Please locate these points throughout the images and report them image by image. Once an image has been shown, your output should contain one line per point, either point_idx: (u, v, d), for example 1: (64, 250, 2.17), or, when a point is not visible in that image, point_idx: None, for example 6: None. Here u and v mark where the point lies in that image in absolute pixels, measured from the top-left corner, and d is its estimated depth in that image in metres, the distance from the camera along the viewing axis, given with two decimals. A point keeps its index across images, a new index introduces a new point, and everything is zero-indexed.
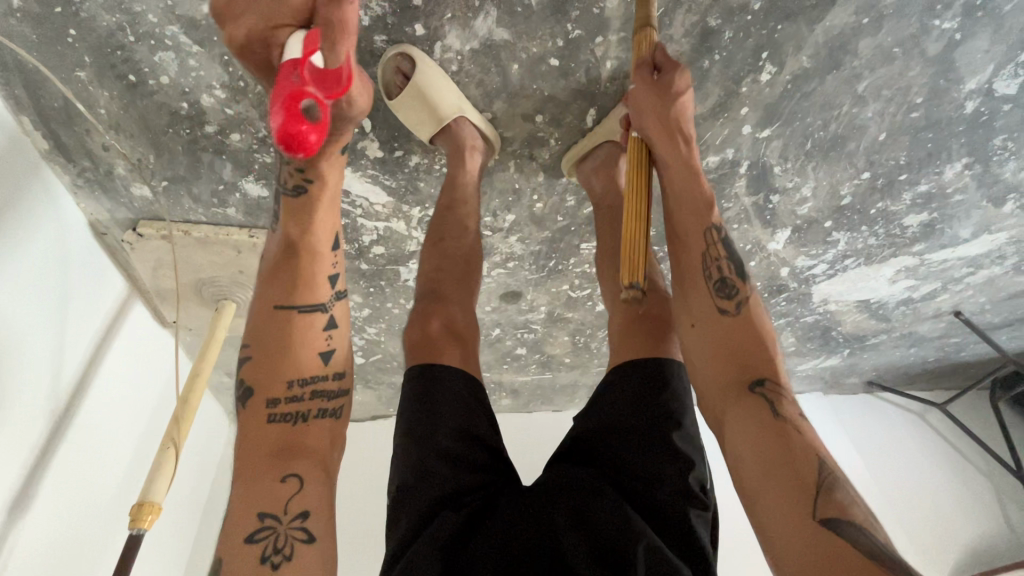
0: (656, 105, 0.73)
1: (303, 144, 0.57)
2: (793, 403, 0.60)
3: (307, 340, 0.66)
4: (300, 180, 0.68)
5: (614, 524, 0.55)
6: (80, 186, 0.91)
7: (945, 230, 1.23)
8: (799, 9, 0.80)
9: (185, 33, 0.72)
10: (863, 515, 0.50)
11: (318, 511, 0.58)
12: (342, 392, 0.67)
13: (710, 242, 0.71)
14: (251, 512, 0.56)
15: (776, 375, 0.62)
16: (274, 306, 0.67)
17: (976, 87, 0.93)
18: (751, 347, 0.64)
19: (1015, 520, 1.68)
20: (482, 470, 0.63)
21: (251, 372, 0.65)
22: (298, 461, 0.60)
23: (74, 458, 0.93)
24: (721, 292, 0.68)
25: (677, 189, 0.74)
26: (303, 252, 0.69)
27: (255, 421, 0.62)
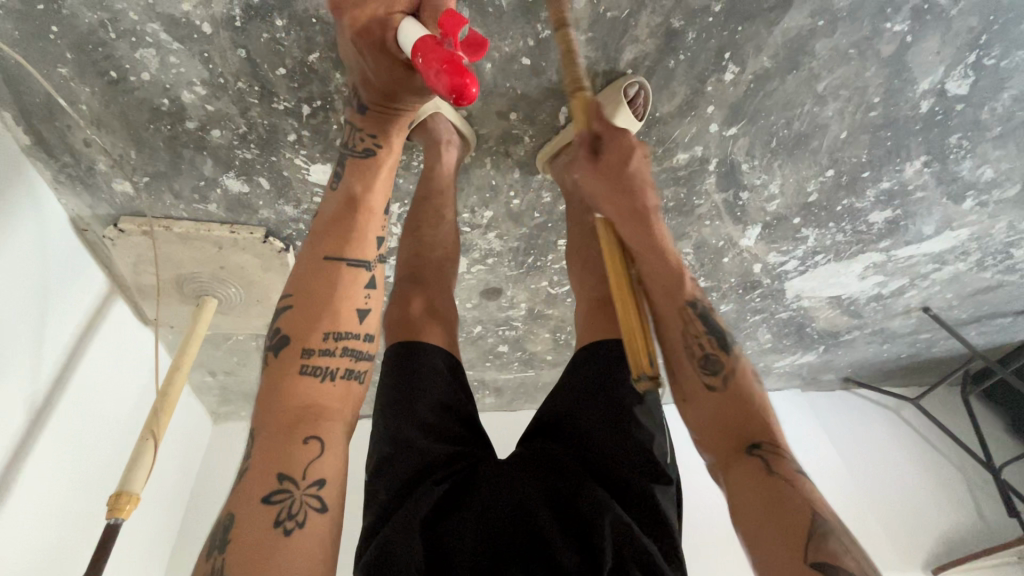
0: (613, 190, 0.71)
1: (465, 97, 0.53)
2: (790, 461, 0.57)
3: (349, 296, 0.61)
4: (369, 142, 0.68)
5: (587, 500, 0.56)
6: (61, 182, 0.92)
7: (909, 227, 1.28)
8: (758, 11, 0.83)
9: (165, 30, 0.74)
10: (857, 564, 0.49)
11: (335, 479, 0.53)
12: (369, 357, 0.61)
13: (690, 315, 0.68)
14: (269, 470, 0.51)
15: (771, 435, 0.60)
16: (323, 257, 0.62)
17: (928, 87, 0.97)
18: (746, 415, 0.61)
19: (988, 511, 1.72)
20: (459, 442, 0.65)
21: (289, 321, 0.60)
22: (323, 423, 0.55)
23: (54, 450, 0.94)
24: (707, 368, 0.64)
25: (651, 263, 0.69)
26: (359, 207, 0.66)
27: (287, 372, 0.57)
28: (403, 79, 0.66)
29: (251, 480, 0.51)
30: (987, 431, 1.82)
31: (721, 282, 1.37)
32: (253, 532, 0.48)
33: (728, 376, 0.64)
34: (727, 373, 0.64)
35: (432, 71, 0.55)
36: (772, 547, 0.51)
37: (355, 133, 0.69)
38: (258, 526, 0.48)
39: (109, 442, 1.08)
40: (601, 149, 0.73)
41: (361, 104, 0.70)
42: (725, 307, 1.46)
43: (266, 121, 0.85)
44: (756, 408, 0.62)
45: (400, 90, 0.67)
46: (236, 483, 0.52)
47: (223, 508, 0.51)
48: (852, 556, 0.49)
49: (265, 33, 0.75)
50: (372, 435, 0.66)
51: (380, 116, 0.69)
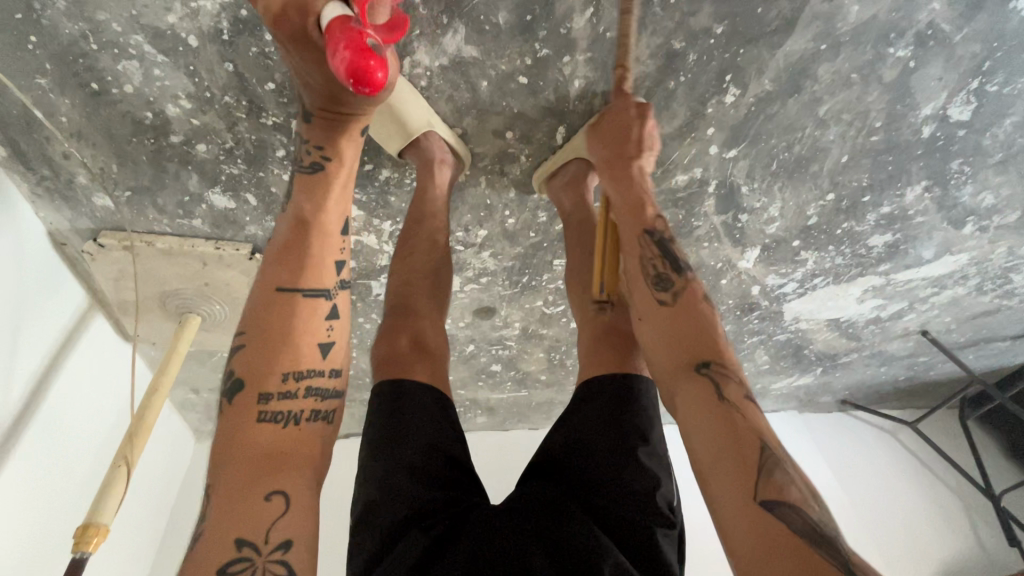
0: (604, 145, 0.81)
1: (370, 81, 0.53)
2: (740, 387, 0.56)
3: (308, 329, 0.57)
4: (317, 157, 0.65)
5: (586, 545, 0.53)
6: (39, 195, 0.89)
7: (909, 251, 1.26)
8: (760, 34, 0.82)
9: (149, 42, 0.72)
10: (803, 495, 0.47)
11: (303, 538, 0.48)
12: (336, 394, 0.57)
13: (644, 241, 0.68)
14: (225, 538, 0.46)
15: (721, 357, 0.58)
16: (276, 288, 0.58)
17: (931, 113, 0.96)
18: (695, 332, 0.60)
19: (986, 539, 1.69)
20: (451, 486, 0.61)
21: (241, 363, 0.55)
22: (286, 475, 0.51)
23: (22, 474, 0.89)
24: (658, 286, 0.64)
25: (620, 197, 0.76)
26: (313, 230, 0.62)
27: (242, 420, 0.52)
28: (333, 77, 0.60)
29: (205, 547, 0.46)
30: (986, 457, 1.79)
31: (719, 303, 1.34)
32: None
33: (679, 295, 0.63)
34: (677, 292, 0.63)
35: (335, 49, 0.53)
36: (720, 466, 0.50)
37: (304, 146, 0.66)
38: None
39: (84, 464, 1.03)
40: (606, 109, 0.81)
41: (307, 113, 0.66)
42: (723, 328, 1.44)
43: (253, 136, 0.83)
44: (707, 326, 0.60)
45: (339, 94, 0.62)
46: (188, 549, 0.47)
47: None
48: (798, 488, 0.47)
49: (254, 47, 0.72)
50: (358, 478, 0.62)
51: (327, 123, 0.65)
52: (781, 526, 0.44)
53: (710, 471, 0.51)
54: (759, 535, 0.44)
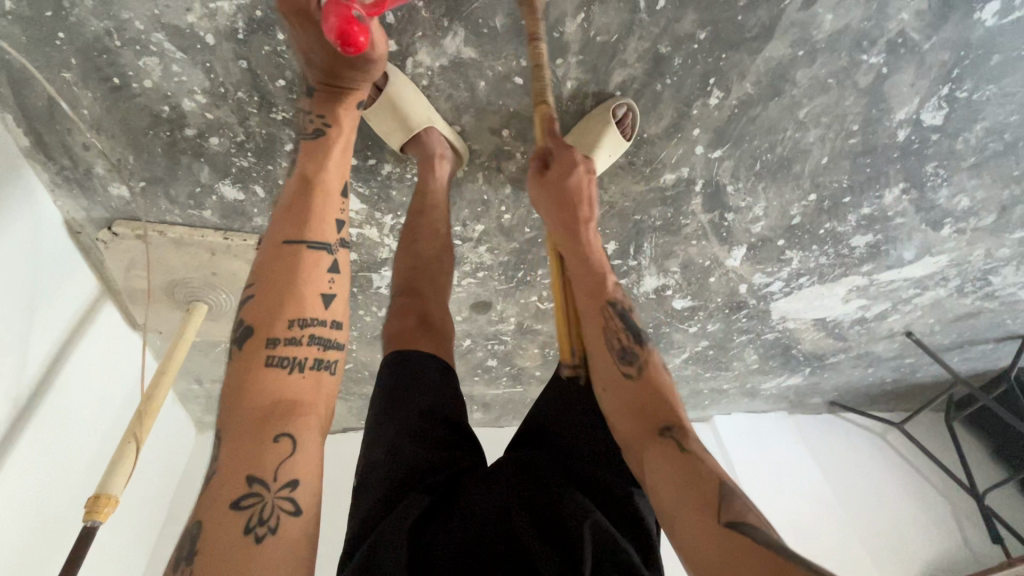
0: (552, 209, 0.82)
1: (353, 43, 0.64)
2: (699, 442, 0.59)
3: (312, 280, 0.61)
4: (320, 123, 0.72)
5: (569, 505, 0.57)
6: (58, 184, 0.93)
7: (890, 252, 1.31)
8: (741, 40, 0.87)
9: (169, 40, 0.77)
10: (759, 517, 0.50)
11: (308, 479, 0.53)
12: (339, 345, 0.61)
13: (608, 314, 0.71)
14: (238, 473, 0.51)
15: (680, 418, 0.62)
16: (283, 241, 0.62)
17: (905, 117, 1.01)
18: (660, 402, 0.63)
19: (971, 538, 1.73)
20: (448, 448, 0.65)
21: (252, 312, 0.59)
22: (293, 420, 0.54)
23: (33, 452, 0.93)
24: (623, 358, 0.67)
25: (578, 261, 0.78)
26: (317, 191, 0.66)
27: (250, 361, 0.56)
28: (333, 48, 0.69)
29: (218, 483, 0.51)
30: (972, 458, 1.83)
31: (708, 301, 1.39)
32: (222, 538, 0.48)
33: (643, 366, 0.67)
34: (641, 363, 0.67)
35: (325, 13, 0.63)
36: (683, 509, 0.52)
37: (308, 116, 0.73)
38: (228, 532, 0.48)
39: (91, 446, 1.07)
40: (551, 163, 0.83)
41: (310, 87, 0.74)
42: (712, 327, 1.48)
43: (264, 130, 0.88)
44: (669, 394, 0.64)
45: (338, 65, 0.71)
46: (205, 485, 0.52)
47: (193, 513, 0.50)
48: (754, 514, 0.50)
49: (267, 45, 0.78)
50: (362, 443, 0.66)
51: (327, 93, 0.73)
52: (744, 539, 0.47)
53: (678, 517, 0.52)
54: (726, 552, 0.46)
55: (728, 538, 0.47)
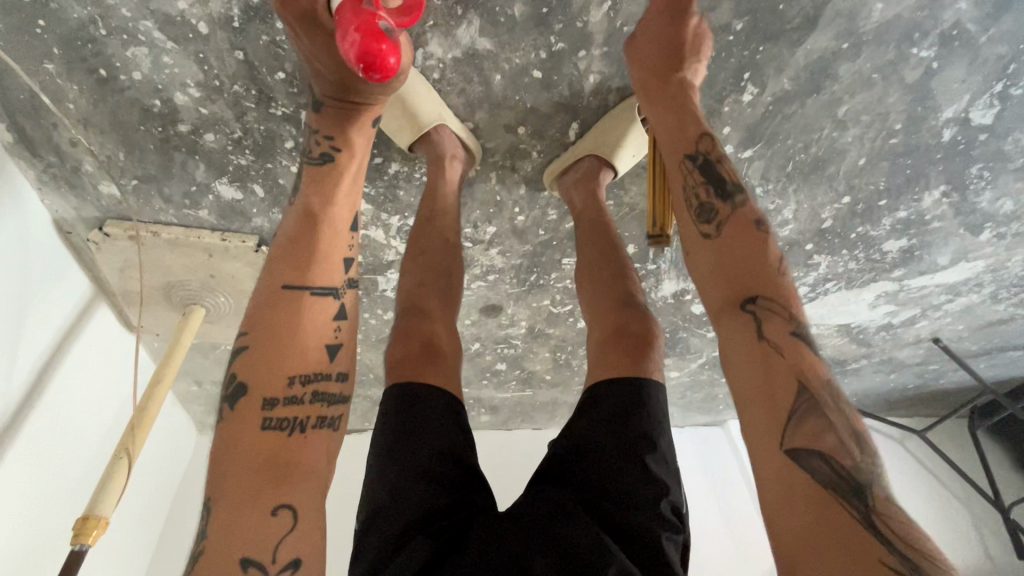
0: (640, 65, 0.74)
1: (382, 66, 0.56)
2: (790, 318, 0.52)
3: (315, 329, 0.55)
4: (327, 147, 0.65)
5: (592, 550, 0.52)
6: (46, 182, 0.88)
7: (924, 257, 1.24)
8: (780, 31, 0.80)
9: (159, 28, 0.70)
10: (839, 437, 0.45)
11: (312, 555, 0.47)
12: (343, 401, 0.56)
13: (686, 170, 0.64)
14: (231, 553, 0.44)
15: (774, 288, 0.54)
16: (282, 286, 0.56)
17: (952, 116, 0.94)
18: (746, 262, 0.56)
19: (993, 550, 1.67)
20: (457, 488, 0.59)
21: (244, 365, 0.53)
22: (292, 487, 0.48)
23: (24, 464, 0.88)
24: (702, 217, 0.61)
25: (665, 129, 0.70)
26: (322, 227, 0.60)
27: (244, 428, 0.50)
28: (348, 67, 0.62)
29: (208, 565, 0.44)
30: (995, 467, 1.77)
31: None
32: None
33: (723, 224, 0.59)
34: (721, 221, 0.59)
35: (347, 31, 0.56)
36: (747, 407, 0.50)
37: (314, 136, 0.66)
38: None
39: (86, 454, 1.03)
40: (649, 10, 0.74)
41: (317, 100, 0.67)
42: None
43: (262, 127, 0.81)
44: (757, 253, 0.56)
45: (352, 82, 0.64)
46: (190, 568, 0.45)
47: None
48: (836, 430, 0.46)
49: (264, 35, 0.71)
50: (364, 484, 0.61)
51: (337, 111, 0.66)
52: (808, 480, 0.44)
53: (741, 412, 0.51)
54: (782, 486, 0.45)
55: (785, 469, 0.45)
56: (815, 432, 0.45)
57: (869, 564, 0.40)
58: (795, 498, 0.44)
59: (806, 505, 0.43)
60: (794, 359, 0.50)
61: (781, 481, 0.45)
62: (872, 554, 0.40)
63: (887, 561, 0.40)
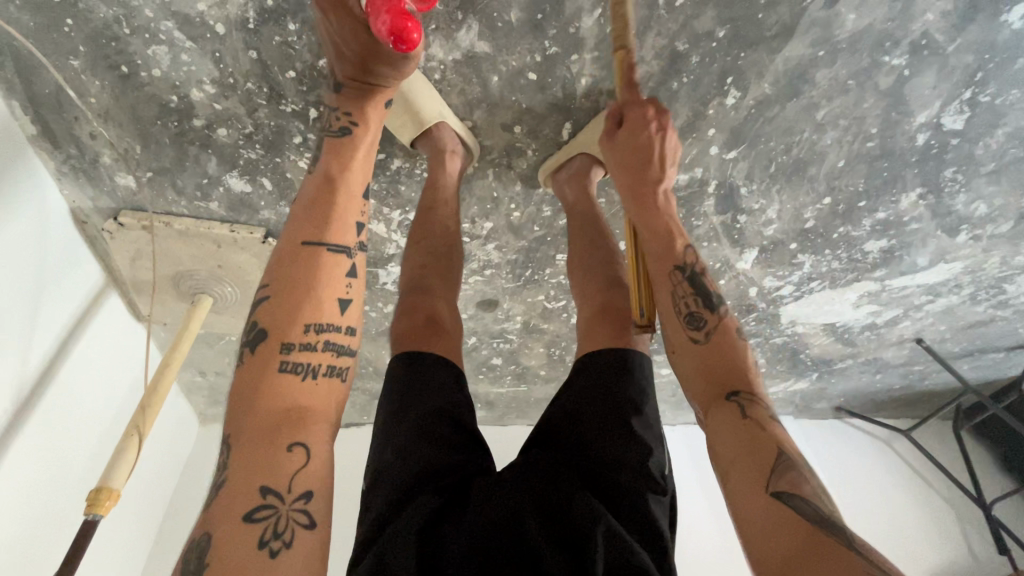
0: (621, 168, 0.81)
1: (406, 40, 0.64)
2: (767, 409, 0.61)
3: (329, 284, 0.59)
4: (346, 121, 0.70)
5: (580, 508, 0.56)
6: (64, 173, 0.92)
7: (904, 257, 1.29)
8: (760, 38, 0.85)
9: (179, 28, 0.75)
10: (813, 488, 0.52)
11: (322, 491, 0.51)
12: (351, 353, 0.59)
13: (675, 279, 0.70)
14: (251, 483, 0.49)
15: (750, 386, 0.63)
16: (300, 242, 0.60)
17: (925, 120, 0.99)
18: (731, 367, 0.64)
19: (977, 547, 1.71)
20: (457, 449, 0.63)
21: (266, 314, 0.57)
22: (305, 429, 0.53)
23: (38, 440, 0.92)
24: (691, 324, 0.68)
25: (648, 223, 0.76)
26: (337, 190, 0.65)
27: (264, 372, 0.54)
28: (368, 44, 0.67)
29: (227, 497, 0.48)
30: (978, 467, 1.81)
31: None
32: (237, 549, 0.45)
33: (711, 330, 0.67)
34: (709, 329, 0.67)
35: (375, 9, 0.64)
36: (735, 474, 0.56)
37: (332, 112, 0.71)
38: (241, 547, 0.45)
39: (94, 437, 1.06)
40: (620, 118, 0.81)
41: (336, 80, 0.72)
42: None
43: (273, 122, 0.86)
44: (739, 359, 0.65)
45: (370, 59, 0.69)
46: (212, 496, 0.49)
47: (200, 524, 0.48)
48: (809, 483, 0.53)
49: (278, 35, 0.76)
50: (371, 445, 0.65)
51: (355, 89, 0.71)
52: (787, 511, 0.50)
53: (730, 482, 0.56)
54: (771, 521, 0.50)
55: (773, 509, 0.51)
56: (795, 483, 0.52)
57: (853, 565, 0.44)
58: (779, 531, 0.49)
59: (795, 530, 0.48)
60: (774, 433, 0.58)
61: (767, 521, 0.50)
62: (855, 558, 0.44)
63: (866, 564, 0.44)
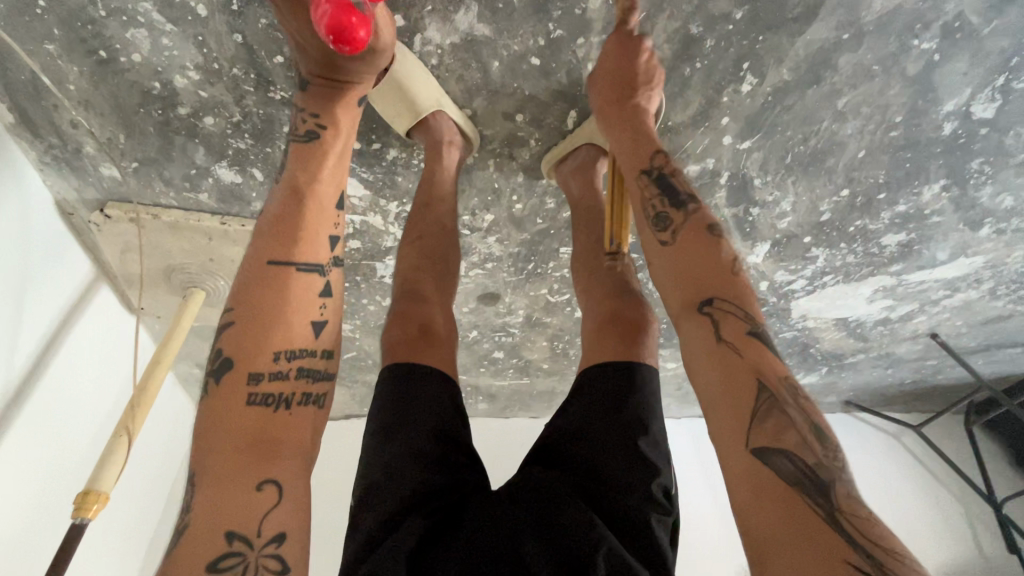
0: (605, 86, 0.79)
1: (351, 38, 0.59)
2: (744, 319, 0.54)
3: (301, 306, 0.56)
4: (313, 125, 0.67)
5: (581, 531, 0.52)
6: (47, 164, 0.89)
7: (923, 251, 1.24)
8: (781, 21, 0.80)
9: (158, 10, 0.70)
10: (801, 437, 0.47)
11: (296, 531, 0.48)
12: (327, 377, 0.57)
13: (644, 185, 0.68)
14: (216, 527, 0.45)
15: (727, 291, 0.57)
16: (267, 262, 0.57)
17: (953, 109, 0.93)
18: (702, 268, 0.59)
19: (984, 544, 1.69)
20: (451, 470, 0.60)
21: (230, 341, 0.54)
22: (278, 464, 0.50)
23: (27, 438, 0.91)
24: (658, 226, 0.64)
25: (624, 148, 0.75)
26: (308, 201, 0.61)
27: (229, 403, 0.51)
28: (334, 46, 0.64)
29: (192, 540, 0.45)
30: (989, 463, 1.78)
31: None
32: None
33: (679, 232, 0.62)
34: (676, 230, 0.62)
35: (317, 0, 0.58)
36: (714, 405, 0.51)
37: (300, 115, 0.68)
38: None
39: (86, 433, 1.04)
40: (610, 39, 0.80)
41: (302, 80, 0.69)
42: None
43: (261, 111, 0.82)
44: (715, 261, 0.59)
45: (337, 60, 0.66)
46: (176, 538, 0.46)
47: (161, 569, 0.44)
48: (796, 428, 0.47)
49: (263, 18, 0.71)
50: (360, 463, 0.62)
51: (322, 90, 0.69)
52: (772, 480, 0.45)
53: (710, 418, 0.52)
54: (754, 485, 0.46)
55: (753, 470, 0.46)
56: (776, 427, 0.47)
57: (836, 564, 0.40)
58: (762, 501, 0.45)
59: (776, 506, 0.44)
60: (753, 358, 0.52)
61: (749, 484, 0.46)
62: (838, 553, 0.40)
63: (852, 560, 0.40)
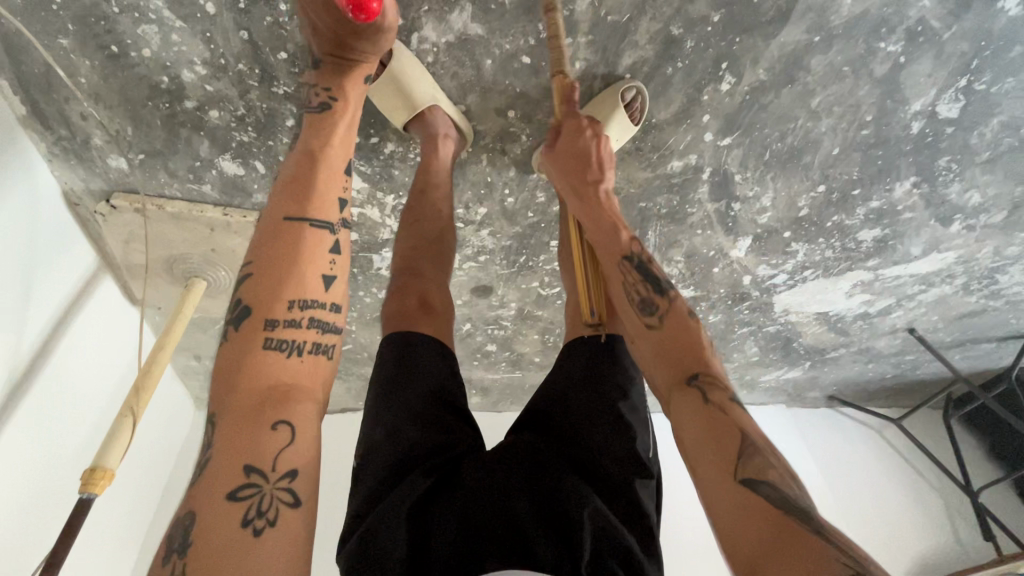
0: (566, 172, 0.85)
1: (365, 9, 0.67)
2: (725, 391, 0.59)
3: (312, 259, 0.60)
4: (325, 97, 0.71)
5: (568, 492, 0.56)
6: (56, 155, 0.92)
7: (897, 247, 1.30)
8: (755, 24, 0.85)
9: (168, 8, 0.74)
10: (782, 472, 0.51)
11: (306, 469, 0.52)
12: (337, 330, 0.60)
13: (624, 268, 0.72)
14: (234, 462, 0.49)
15: (709, 367, 0.62)
16: (283, 218, 0.61)
17: (920, 109, 0.99)
18: (685, 348, 0.64)
19: (963, 534, 1.74)
20: (448, 432, 0.64)
21: (249, 291, 0.58)
22: (290, 407, 0.53)
23: (32, 422, 0.93)
24: (646, 310, 0.68)
25: (593, 222, 0.80)
26: (320, 164, 0.65)
27: (249, 347, 0.55)
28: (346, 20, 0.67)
29: (208, 479, 0.49)
30: (967, 455, 1.84)
31: (711, 292, 1.39)
32: (220, 533, 0.46)
33: (665, 314, 0.67)
34: (663, 312, 0.67)
35: None
36: (702, 457, 0.54)
37: (312, 89, 0.72)
38: (224, 526, 0.46)
39: (87, 418, 1.07)
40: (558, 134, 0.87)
41: (315, 59, 0.72)
42: (713, 317, 1.48)
43: (265, 105, 0.86)
44: (695, 340, 0.64)
45: (348, 37, 0.69)
46: (196, 476, 0.50)
47: (184, 505, 0.48)
48: (776, 468, 0.51)
49: (269, 16, 0.75)
50: (363, 422, 0.66)
51: (334, 67, 0.71)
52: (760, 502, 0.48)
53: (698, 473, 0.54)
54: (740, 510, 0.48)
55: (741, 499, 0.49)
56: (760, 467, 0.51)
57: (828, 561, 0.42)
58: (753, 521, 0.47)
59: (763, 523, 0.46)
60: (735, 417, 0.56)
61: (738, 510, 0.48)
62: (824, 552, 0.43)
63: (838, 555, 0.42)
